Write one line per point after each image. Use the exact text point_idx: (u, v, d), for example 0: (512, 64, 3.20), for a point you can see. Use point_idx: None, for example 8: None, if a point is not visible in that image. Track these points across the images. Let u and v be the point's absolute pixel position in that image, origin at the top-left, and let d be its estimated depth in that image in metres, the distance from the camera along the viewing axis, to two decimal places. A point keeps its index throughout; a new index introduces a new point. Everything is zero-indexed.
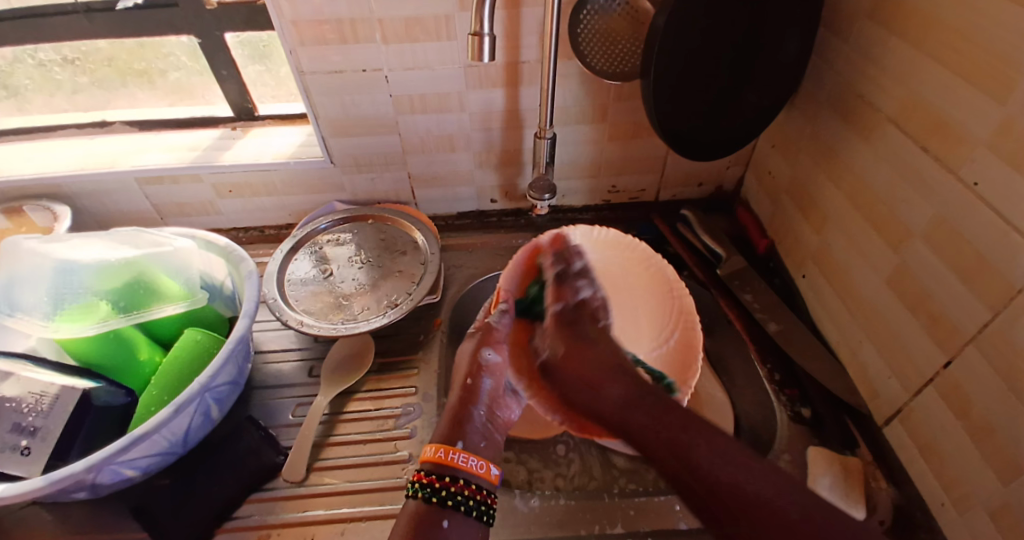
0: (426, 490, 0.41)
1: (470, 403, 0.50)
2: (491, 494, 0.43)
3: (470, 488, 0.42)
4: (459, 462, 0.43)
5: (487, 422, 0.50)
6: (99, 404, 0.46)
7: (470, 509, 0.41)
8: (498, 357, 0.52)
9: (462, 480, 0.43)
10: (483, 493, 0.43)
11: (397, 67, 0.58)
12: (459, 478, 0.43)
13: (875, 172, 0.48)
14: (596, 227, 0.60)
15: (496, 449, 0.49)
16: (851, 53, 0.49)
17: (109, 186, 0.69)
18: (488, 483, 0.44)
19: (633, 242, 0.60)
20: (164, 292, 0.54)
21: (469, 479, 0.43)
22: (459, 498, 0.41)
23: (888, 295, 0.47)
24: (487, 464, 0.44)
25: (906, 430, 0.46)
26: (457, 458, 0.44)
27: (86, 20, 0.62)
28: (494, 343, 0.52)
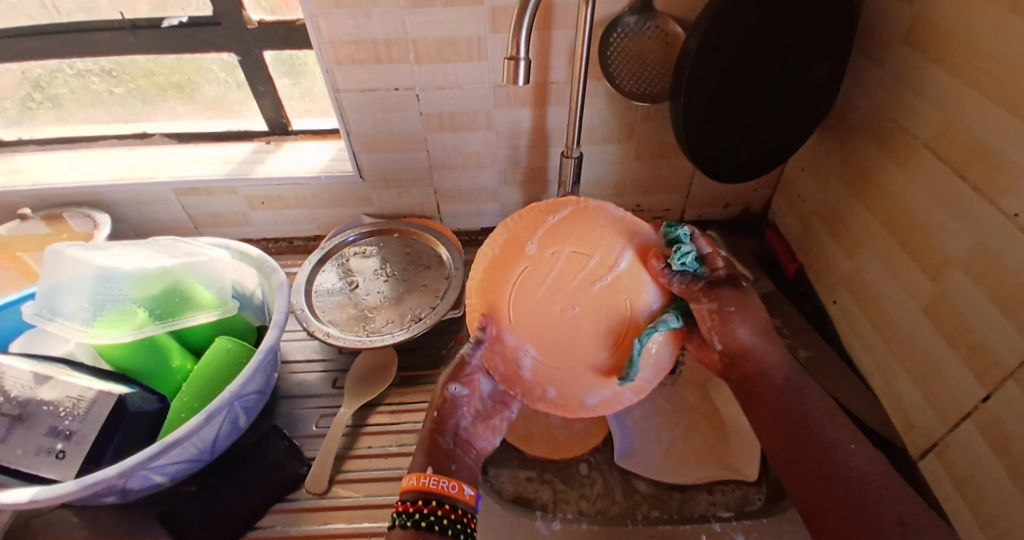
0: (402, 516, 0.38)
1: (438, 431, 0.45)
2: (469, 515, 0.40)
3: (445, 510, 0.39)
4: (429, 485, 0.39)
5: (456, 445, 0.45)
6: (133, 410, 0.46)
7: (446, 529, 0.38)
8: (466, 391, 0.47)
9: (435, 500, 0.39)
10: (459, 513, 0.39)
11: (428, 86, 0.60)
12: (432, 500, 0.39)
13: (911, 199, 0.47)
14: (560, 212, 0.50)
15: (470, 472, 0.44)
16: (886, 78, 0.49)
17: (147, 196, 0.72)
18: (466, 504, 0.40)
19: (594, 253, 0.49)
20: (197, 301, 0.56)
21: (443, 500, 0.39)
22: (433, 519, 0.38)
23: (924, 324, 0.46)
24: (461, 485, 0.40)
25: (943, 465, 0.44)
26: (430, 482, 0.40)
27: (132, 36, 0.65)
28: (466, 378, 0.46)
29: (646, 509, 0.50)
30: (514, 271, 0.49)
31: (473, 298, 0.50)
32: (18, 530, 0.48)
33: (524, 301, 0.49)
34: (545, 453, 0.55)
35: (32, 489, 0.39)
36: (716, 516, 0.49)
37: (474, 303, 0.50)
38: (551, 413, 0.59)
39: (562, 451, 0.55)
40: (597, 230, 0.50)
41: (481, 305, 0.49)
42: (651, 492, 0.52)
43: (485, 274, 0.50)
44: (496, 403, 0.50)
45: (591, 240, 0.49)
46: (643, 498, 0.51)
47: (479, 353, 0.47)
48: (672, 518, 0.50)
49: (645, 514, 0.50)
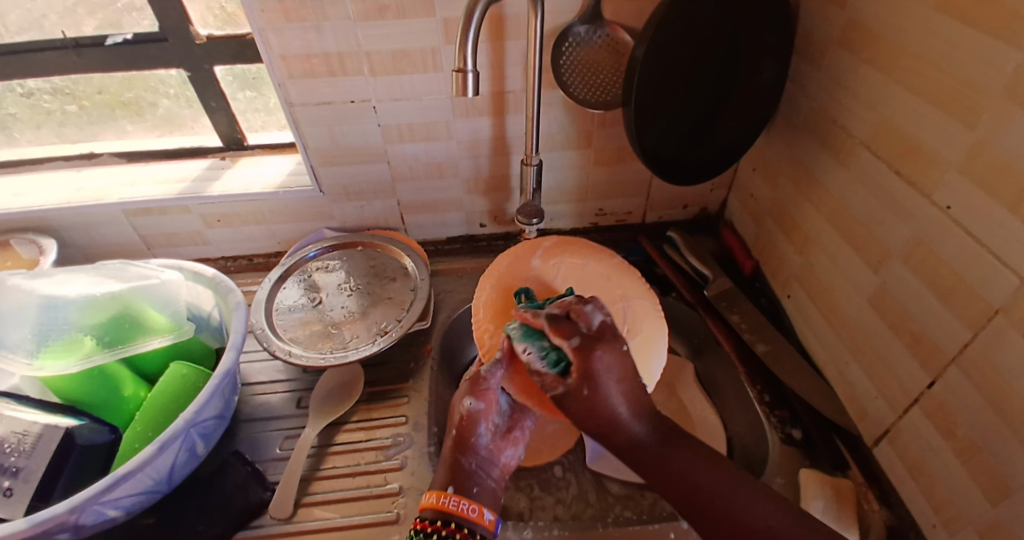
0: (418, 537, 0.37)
1: (459, 451, 0.42)
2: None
3: (464, 534, 0.37)
4: (450, 506, 0.38)
5: (479, 466, 0.41)
6: (82, 443, 0.45)
7: None
8: (483, 406, 0.43)
9: (454, 524, 0.37)
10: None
11: (384, 98, 0.60)
12: (451, 522, 0.37)
13: (852, 194, 0.49)
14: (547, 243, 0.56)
15: (495, 494, 0.41)
16: (824, 80, 0.51)
17: (96, 218, 0.69)
18: (485, 529, 0.38)
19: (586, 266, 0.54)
20: (150, 325, 0.54)
21: (463, 524, 0.37)
22: None
23: (870, 315, 0.48)
24: (481, 507, 0.38)
25: (896, 451, 0.46)
26: (450, 503, 0.38)
27: (75, 55, 0.62)
28: (480, 391, 0.43)
29: (619, 510, 0.51)
30: (524, 284, 0.53)
31: (483, 313, 0.52)
32: None
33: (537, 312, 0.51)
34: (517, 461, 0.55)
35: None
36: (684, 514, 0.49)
37: (488, 319, 0.51)
38: None
39: (532, 458, 0.55)
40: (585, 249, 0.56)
41: (490, 318, 0.51)
42: (623, 492, 0.52)
43: (495, 296, 0.53)
44: (519, 414, 0.46)
45: (581, 255, 0.55)
46: (615, 499, 0.52)
47: (498, 372, 0.44)
48: (642, 518, 0.50)
49: (617, 514, 0.51)
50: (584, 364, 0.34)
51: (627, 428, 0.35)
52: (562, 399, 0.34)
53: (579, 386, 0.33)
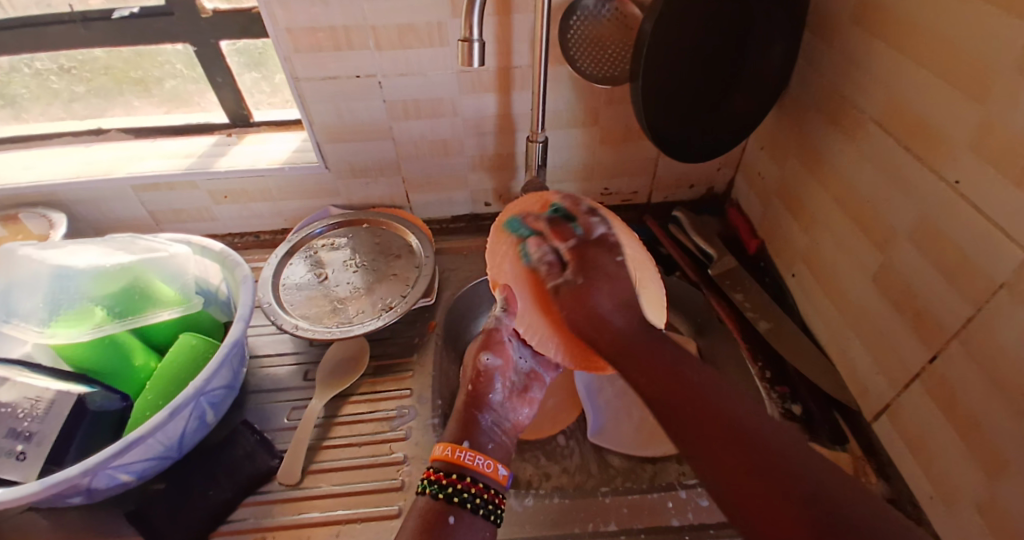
0: (433, 486, 0.39)
1: (475, 407, 0.47)
2: (499, 495, 0.40)
3: (478, 487, 0.40)
4: (465, 460, 0.41)
5: (493, 424, 0.47)
6: (94, 408, 0.46)
7: (476, 507, 0.39)
8: (499, 361, 0.49)
9: (469, 478, 0.40)
10: (491, 492, 0.40)
11: (390, 73, 0.59)
12: (465, 475, 0.40)
13: (860, 171, 0.49)
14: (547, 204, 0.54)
15: (506, 450, 0.46)
16: (835, 56, 0.50)
17: (105, 193, 0.69)
18: (496, 483, 0.41)
19: (594, 207, 0.54)
20: (159, 297, 0.55)
21: (475, 477, 0.40)
22: (464, 496, 0.39)
23: (874, 293, 0.48)
24: (495, 463, 0.41)
25: (895, 427, 0.46)
26: (464, 457, 0.41)
27: (83, 30, 0.62)
28: (497, 346, 0.49)
29: (620, 481, 0.52)
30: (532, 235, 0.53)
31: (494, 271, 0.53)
32: None
33: (554, 281, 0.50)
34: (522, 433, 0.56)
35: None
36: (683, 484, 0.50)
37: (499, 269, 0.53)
38: None
39: (534, 430, 0.56)
40: (566, 201, 0.54)
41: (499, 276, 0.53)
42: (624, 465, 0.53)
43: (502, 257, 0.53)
44: (530, 374, 0.52)
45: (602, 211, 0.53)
46: (617, 471, 0.53)
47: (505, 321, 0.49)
48: (643, 488, 0.50)
49: (618, 485, 0.51)
50: (582, 262, 0.49)
51: (609, 320, 0.44)
52: (562, 286, 0.49)
53: (573, 277, 0.48)
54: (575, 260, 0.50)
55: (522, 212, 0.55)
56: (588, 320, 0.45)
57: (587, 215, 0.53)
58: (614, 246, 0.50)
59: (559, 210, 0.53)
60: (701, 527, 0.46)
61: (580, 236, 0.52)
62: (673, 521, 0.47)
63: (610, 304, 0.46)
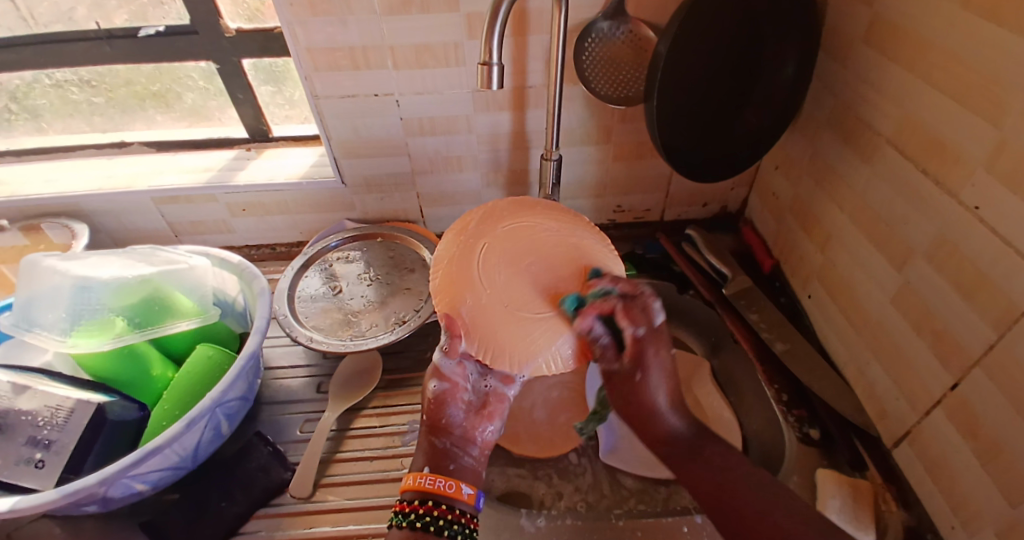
0: (398, 517, 0.39)
1: (434, 432, 0.45)
2: (469, 515, 0.40)
3: (442, 510, 0.39)
4: (426, 485, 0.40)
5: (453, 444, 0.45)
6: (113, 418, 0.46)
7: (441, 529, 0.38)
8: (447, 386, 0.46)
9: (432, 501, 0.39)
10: (457, 513, 0.39)
11: (407, 91, 0.60)
12: (428, 500, 0.39)
13: (876, 192, 0.49)
14: (493, 218, 0.49)
15: (473, 469, 0.44)
16: (849, 78, 0.51)
17: (126, 205, 0.71)
18: (465, 504, 0.40)
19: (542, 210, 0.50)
20: (177, 308, 0.55)
21: (440, 500, 0.39)
22: (428, 519, 0.38)
23: (892, 314, 0.48)
24: (458, 483, 0.40)
25: (915, 451, 0.46)
26: (427, 482, 0.40)
27: (108, 46, 0.64)
28: (443, 372, 0.46)
29: (633, 503, 0.51)
30: (479, 247, 0.46)
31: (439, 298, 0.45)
32: None
33: (514, 298, 0.43)
34: (532, 452, 0.55)
35: (13, 498, 0.39)
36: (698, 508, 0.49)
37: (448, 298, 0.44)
38: (535, 410, 0.58)
39: (545, 449, 0.55)
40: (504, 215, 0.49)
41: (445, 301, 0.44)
42: (637, 486, 0.53)
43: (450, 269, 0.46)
44: (489, 391, 0.47)
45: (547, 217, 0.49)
46: (630, 493, 0.52)
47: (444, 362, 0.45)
48: (656, 510, 0.50)
49: (631, 507, 0.51)
50: (636, 353, 0.39)
51: (668, 420, 0.41)
52: (616, 372, 0.41)
53: (628, 371, 0.40)
54: (527, 271, 0.45)
55: (466, 227, 0.49)
56: (632, 412, 0.41)
57: (532, 225, 0.48)
58: (664, 339, 0.40)
59: (505, 222, 0.48)
60: None
61: (529, 244, 0.47)
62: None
63: (666, 399, 0.41)
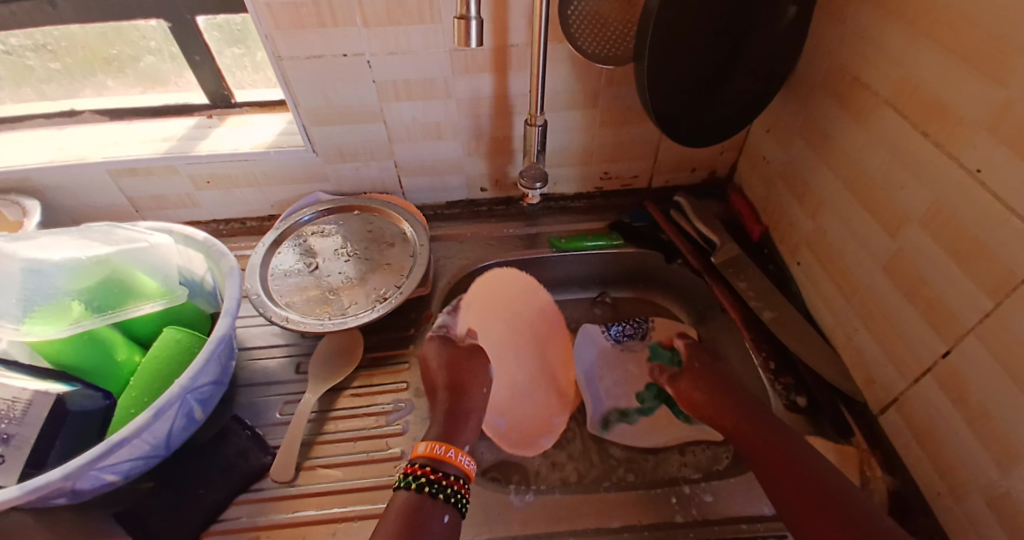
0: (431, 486, 0.43)
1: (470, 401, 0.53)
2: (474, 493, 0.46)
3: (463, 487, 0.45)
4: (460, 462, 0.45)
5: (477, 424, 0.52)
6: (76, 409, 0.44)
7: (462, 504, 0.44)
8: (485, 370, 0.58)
9: (456, 477, 0.45)
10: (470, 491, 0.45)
11: (379, 52, 0.56)
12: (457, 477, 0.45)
13: (870, 157, 0.47)
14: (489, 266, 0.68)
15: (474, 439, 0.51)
16: (847, 35, 0.48)
17: (81, 180, 0.66)
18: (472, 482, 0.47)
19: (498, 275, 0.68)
20: (140, 290, 0.52)
21: (463, 479, 0.45)
22: (455, 494, 0.44)
23: (883, 282, 0.47)
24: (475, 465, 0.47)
25: (902, 417, 0.46)
26: (461, 459, 0.46)
27: (52, 9, 0.59)
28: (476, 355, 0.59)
29: (622, 473, 0.55)
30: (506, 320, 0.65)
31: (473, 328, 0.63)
32: None
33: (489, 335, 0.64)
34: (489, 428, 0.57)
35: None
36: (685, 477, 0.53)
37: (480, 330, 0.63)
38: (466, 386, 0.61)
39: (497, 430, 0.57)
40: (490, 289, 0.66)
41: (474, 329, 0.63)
42: (625, 456, 0.56)
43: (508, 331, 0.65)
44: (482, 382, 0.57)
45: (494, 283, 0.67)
46: (618, 462, 0.55)
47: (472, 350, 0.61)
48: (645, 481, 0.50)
49: (620, 477, 0.54)
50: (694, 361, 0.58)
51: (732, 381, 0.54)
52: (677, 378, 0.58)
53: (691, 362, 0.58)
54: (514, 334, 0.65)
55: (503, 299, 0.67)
56: (727, 405, 0.52)
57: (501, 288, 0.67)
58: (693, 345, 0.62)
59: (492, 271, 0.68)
60: (706, 523, 0.46)
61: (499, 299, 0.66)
62: (677, 514, 0.47)
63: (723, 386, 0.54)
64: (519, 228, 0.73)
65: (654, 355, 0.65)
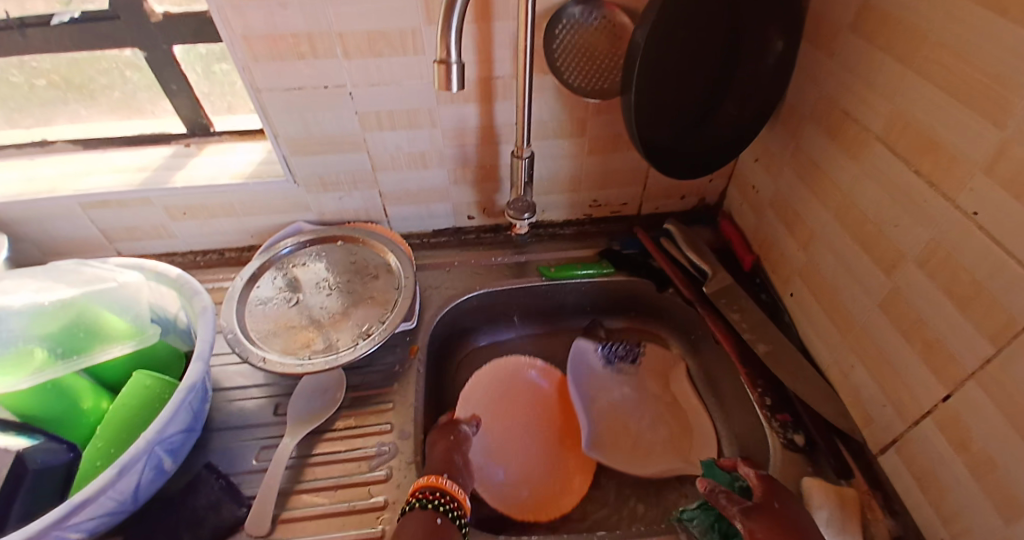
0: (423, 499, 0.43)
1: (454, 449, 0.51)
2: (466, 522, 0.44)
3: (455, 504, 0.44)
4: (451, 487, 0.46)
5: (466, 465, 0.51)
6: (35, 467, 0.42)
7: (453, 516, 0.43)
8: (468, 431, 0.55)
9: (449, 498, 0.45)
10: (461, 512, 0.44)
11: (361, 83, 0.55)
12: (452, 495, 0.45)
13: (862, 192, 0.47)
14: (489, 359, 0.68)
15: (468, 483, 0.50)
16: (836, 69, 0.48)
17: (50, 213, 0.63)
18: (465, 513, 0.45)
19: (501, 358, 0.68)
20: (108, 333, 0.50)
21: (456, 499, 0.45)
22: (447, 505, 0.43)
23: (880, 320, 0.46)
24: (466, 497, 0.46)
25: (903, 459, 0.44)
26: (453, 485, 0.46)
27: (21, 36, 0.56)
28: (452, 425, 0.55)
29: (637, 506, 0.56)
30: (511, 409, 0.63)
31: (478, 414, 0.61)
32: None
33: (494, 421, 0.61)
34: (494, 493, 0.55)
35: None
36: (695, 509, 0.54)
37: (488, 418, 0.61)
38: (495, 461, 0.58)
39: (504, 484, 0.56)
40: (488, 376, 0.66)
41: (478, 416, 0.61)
42: (640, 488, 0.57)
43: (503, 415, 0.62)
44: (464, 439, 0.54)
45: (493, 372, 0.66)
46: (632, 495, 0.56)
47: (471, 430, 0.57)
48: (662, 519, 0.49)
49: (635, 510, 0.55)
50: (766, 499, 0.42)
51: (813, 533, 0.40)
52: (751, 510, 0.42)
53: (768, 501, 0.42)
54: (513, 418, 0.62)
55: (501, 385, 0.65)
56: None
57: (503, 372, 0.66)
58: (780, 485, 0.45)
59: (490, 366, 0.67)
60: None
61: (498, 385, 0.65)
62: None
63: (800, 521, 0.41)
64: (507, 257, 0.72)
65: (710, 476, 0.50)
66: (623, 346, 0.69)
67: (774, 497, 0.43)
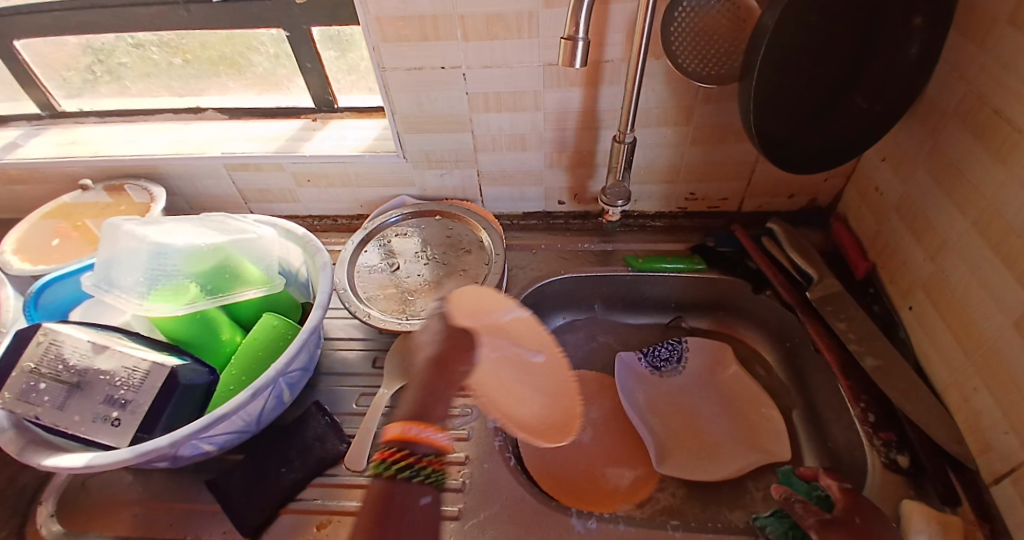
0: (394, 469, 0.35)
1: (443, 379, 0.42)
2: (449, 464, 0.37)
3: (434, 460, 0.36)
4: (431, 439, 0.37)
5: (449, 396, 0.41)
6: (185, 382, 0.48)
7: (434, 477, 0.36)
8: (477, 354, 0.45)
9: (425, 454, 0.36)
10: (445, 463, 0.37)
11: (474, 64, 0.58)
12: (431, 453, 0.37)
13: (1011, 201, 0.42)
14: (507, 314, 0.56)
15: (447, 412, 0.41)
16: (988, 62, 0.43)
17: (200, 171, 0.73)
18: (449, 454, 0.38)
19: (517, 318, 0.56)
20: (245, 276, 0.57)
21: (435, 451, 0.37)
22: (426, 471, 0.35)
23: (1014, 340, 0.41)
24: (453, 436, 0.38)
25: (1020, 493, 0.40)
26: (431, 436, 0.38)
27: (184, 11, 0.65)
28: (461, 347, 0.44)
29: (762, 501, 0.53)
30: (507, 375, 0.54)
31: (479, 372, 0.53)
32: (75, 489, 0.53)
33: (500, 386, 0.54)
34: (568, 473, 0.56)
35: (89, 455, 0.43)
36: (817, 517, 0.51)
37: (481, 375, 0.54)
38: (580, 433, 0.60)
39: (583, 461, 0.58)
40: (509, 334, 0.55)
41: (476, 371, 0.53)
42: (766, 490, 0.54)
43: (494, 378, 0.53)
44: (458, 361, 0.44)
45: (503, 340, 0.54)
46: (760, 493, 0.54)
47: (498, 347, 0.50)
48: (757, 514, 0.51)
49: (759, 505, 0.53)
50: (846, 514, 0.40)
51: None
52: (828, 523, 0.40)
53: (848, 516, 0.40)
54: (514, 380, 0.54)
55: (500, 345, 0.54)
56: None
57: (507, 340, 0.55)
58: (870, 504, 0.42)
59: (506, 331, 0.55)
60: None
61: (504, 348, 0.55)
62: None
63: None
64: (595, 244, 0.73)
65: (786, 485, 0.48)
66: (666, 349, 0.67)
67: (856, 513, 0.40)
